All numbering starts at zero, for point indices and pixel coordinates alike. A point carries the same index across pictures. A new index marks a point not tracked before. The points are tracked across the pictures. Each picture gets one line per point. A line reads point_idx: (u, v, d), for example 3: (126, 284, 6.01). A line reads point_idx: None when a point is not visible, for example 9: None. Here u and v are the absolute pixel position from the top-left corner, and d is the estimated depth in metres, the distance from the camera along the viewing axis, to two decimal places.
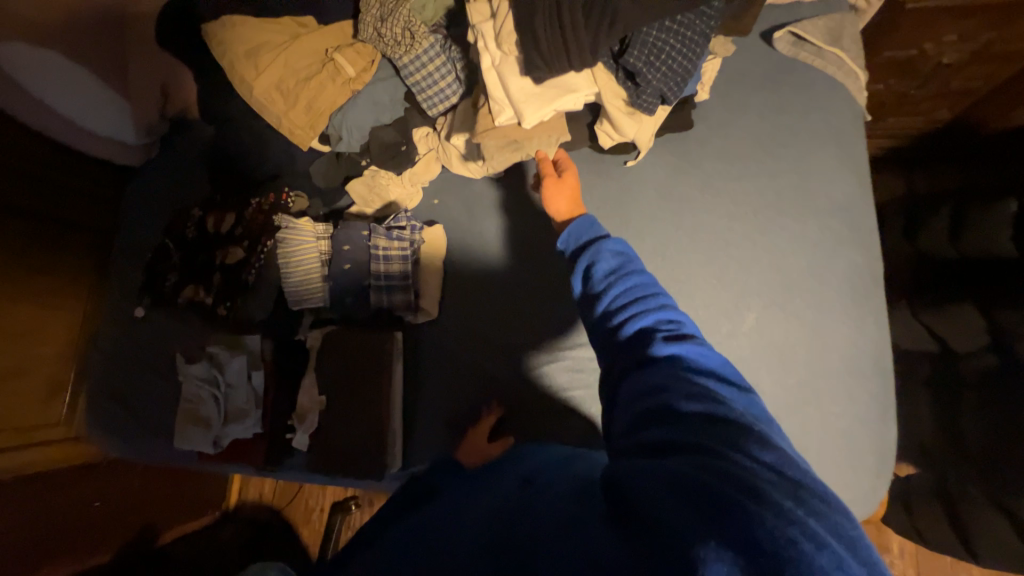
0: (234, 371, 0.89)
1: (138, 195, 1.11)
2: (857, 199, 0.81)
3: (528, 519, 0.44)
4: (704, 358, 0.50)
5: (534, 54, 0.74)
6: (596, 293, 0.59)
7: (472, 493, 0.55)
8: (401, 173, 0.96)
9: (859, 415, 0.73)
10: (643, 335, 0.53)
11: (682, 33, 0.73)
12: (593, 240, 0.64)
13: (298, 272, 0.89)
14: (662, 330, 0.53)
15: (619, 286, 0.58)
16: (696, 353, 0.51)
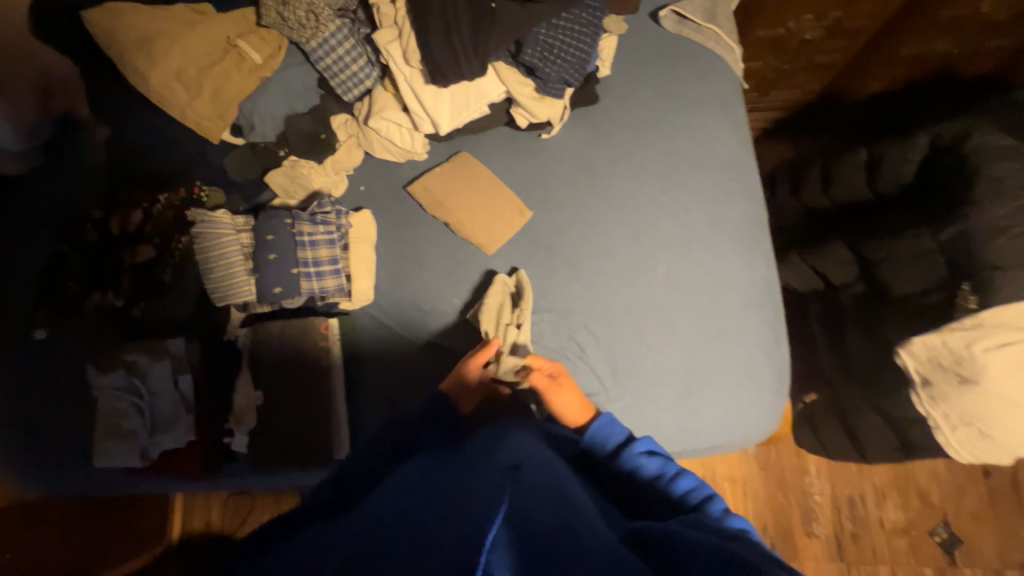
0: (157, 378, 0.84)
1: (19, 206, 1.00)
2: (743, 156, 0.91)
3: (523, 504, 0.47)
4: (693, 495, 0.60)
5: (436, 66, 0.77)
6: (622, 449, 0.66)
7: (440, 476, 0.57)
8: (322, 161, 0.96)
9: (758, 341, 0.83)
10: (661, 481, 0.62)
11: (568, 25, 0.80)
12: (625, 437, 0.68)
13: (219, 267, 0.85)
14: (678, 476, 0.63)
15: (647, 446, 0.66)
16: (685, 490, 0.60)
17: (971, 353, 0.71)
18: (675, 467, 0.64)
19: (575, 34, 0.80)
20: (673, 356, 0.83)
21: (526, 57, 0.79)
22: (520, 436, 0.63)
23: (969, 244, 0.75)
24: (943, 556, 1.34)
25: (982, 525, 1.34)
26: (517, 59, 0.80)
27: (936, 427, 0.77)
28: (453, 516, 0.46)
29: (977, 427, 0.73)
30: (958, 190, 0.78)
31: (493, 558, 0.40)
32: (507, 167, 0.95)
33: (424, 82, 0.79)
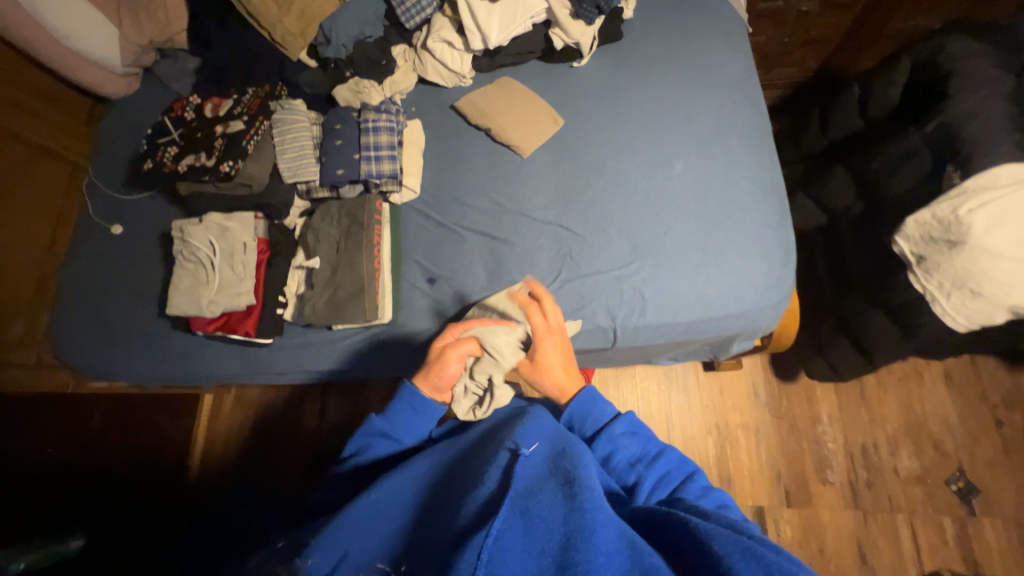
0: (226, 242, 0.94)
1: (126, 137, 1.28)
2: (747, 78, 1.04)
3: (533, 500, 0.54)
4: (670, 470, 0.68)
5: None
6: (603, 429, 0.70)
7: (462, 467, 0.64)
8: (381, 81, 1.11)
9: (768, 220, 0.92)
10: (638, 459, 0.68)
11: None
12: (604, 419, 0.71)
13: (293, 148, 0.98)
14: (656, 452, 0.69)
15: (624, 424, 0.70)
16: (666, 476, 0.67)
17: (958, 217, 0.80)
18: (653, 445, 0.69)
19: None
20: (689, 234, 0.92)
21: None
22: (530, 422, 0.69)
23: (949, 133, 0.86)
24: (961, 505, 1.34)
25: (997, 473, 1.35)
26: None
27: (933, 297, 0.84)
28: (467, 515, 0.54)
29: (969, 287, 0.80)
30: (939, 91, 0.90)
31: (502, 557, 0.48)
32: (542, 88, 1.09)
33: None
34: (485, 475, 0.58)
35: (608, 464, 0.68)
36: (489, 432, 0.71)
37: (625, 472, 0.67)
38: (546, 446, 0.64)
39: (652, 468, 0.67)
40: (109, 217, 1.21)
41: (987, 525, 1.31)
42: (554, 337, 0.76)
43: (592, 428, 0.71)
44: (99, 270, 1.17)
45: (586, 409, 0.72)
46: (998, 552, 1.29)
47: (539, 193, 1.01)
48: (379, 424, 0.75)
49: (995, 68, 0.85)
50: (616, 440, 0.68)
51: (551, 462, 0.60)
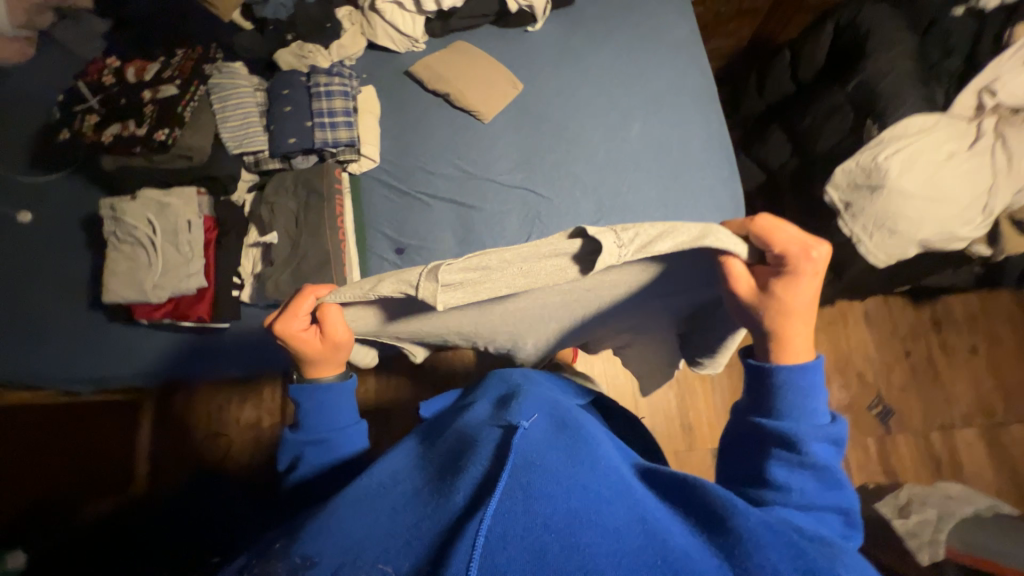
0: (168, 221, 0.86)
1: (22, 107, 1.10)
2: (695, 38, 1.08)
3: (535, 465, 0.48)
4: (827, 499, 0.51)
5: None
6: (793, 409, 0.54)
7: (453, 447, 0.58)
8: (327, 46, 1.07)
9: (718, 177, 0.98)
10: (812, 466, 0.51)
11: None
12: (803, 403, 0.54)
13: (236, 116, 0.91)
14: (833, 476, 0.51)
15: (822, 426, 0.53)
16: (826, 511, 0.50)
17: (877, 163, 0.89)
18: (835, 469, 0.52)
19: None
20: (649, 192, 0.97)
21: None
22: (529, 399, 0.65)
23: (869, 88, 0.95)
24: (880, 426, 1.54)
25: (907, 396, 1.56)
26: None
27: (858, 239, 0.94)
28: (458, 490, 0.47)
29: (887, 227, 0.90)
30: (858, 52, 0.99)
31: (494, 531, 0.41)
32: (498, 53, 1.08)
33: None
34: (478, 454, 0.52)
35: (770, 453, 0.52)
36: (488, 418, 0.64)
37: (779, 470, 0.51)
38: (548, 415, 0.60)
39: (812, 494, 0.50)
40: (13, 204, 1.05)
41: (901, 440, 1.53)
42: (812, 270, 0.54)
43: (788, 398, 0.54)
44: (5, 266, 1.02)
45: (804, 380, 0.54)
46: (910, 462, 1.51)
47: (504, 158, 1.02)
48: (302, 435, 0.69)
49: (901, 30, 0.95)
50: (804, 437, 0.52)
51: (554, 437, 0.54)
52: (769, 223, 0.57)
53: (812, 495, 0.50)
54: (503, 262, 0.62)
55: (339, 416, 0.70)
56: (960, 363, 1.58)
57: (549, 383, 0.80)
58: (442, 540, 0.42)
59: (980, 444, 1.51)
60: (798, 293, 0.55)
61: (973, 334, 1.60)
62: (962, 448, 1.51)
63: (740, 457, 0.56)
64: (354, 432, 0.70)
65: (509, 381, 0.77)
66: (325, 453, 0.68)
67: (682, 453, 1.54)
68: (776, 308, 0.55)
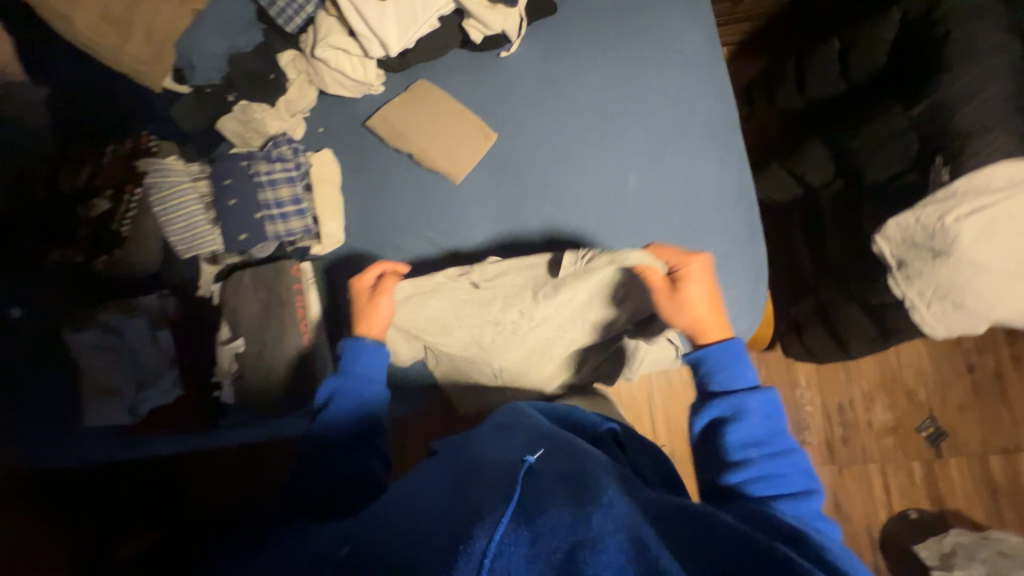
0: (134, 334, 0.82)
1: None
2: (706, 53, 0.89)
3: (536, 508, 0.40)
4: (779, 469, 0.58)
5: None
6: (726, 396, 0.63)
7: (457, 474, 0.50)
8: (274, 102, 0.93)
9: (733, 238, 0.82)
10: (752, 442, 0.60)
11: None
12: (736, 390, 0.63)
13: (180, 217, 0.83)
14: (774, 447, 0.59)
15: (759, 403, 0.61)
16: (789, 477, 0.58)
17: (944, 226, 0.70)
18: (778, 441, 0.60)
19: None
20: None
21: None
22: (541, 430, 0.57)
23: (943, 115, 0.72)
24: (930, 449, 1.40)
25: (965, 415, 1.40)
26: None
27: (911, 306, 0.77)
28: (457, 510, 0.42)
29: (951, 300, 0.73)
30: (930, 60, 0.75)
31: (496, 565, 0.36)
32: (468, 93, 0.92)
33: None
34: (485, 477, 0.47)
35: (722, 429, 0.61)
36: (498, 441, 0.56)
37: (736, 449, 0.60)
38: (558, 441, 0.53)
39: (768, 456, 0.59)
40: None
41: (953, 464, 1.39)
42: (697, 266, 0.72)
43: (722, 382, 0.64)
44: None
45: (725, 360, 0.65)
46: (961, 488, 1.38)
47: (480, 227, 0.89)
48: (322, 424, 0.65)
49: (997, 32, 0.70)
50: (746, 410, 0.61)
51: (556, 470, 0.47)
52: (660, 247, 0.76)
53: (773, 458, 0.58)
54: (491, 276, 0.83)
55: (366, 387, 0.68)
56: None
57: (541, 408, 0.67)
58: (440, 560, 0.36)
59: None
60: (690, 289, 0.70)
61: None
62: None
63: (714, 441, 0.62)
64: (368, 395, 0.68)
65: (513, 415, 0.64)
66: (346, 406, 0.66)
67: None
68: (694, 302, 0.69)
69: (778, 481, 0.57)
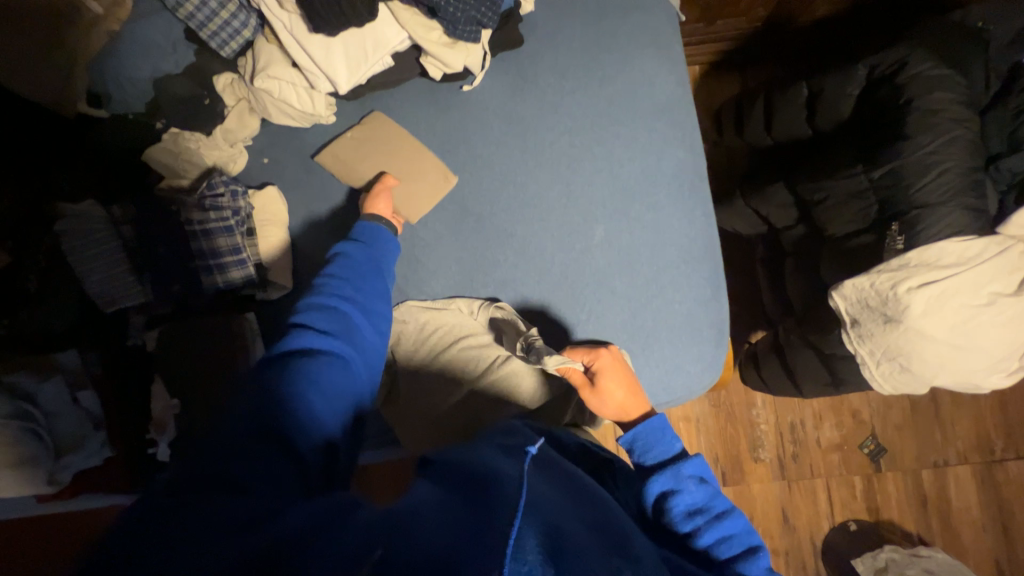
0: (51, 399, 0.75)
1: None
2: (679, 96, 0.85)
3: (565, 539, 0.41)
4: (725, 537, 0.56)
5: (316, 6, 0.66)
6: (657, 465, 0.63)
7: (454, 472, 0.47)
8: (211, 131, 0.83)
9: (696, 294, 0.82)
10: (698, 509, 0.58)
11: None
12: (669, 458, 0.63)
13: (100, 268, 0.75)
14: (717, 508, 0.58)
15: (694, 465, 0.61)
16: (735, 539, 0.56)
17: (896, 294, 0.71)
18: (718, 502, 0.59)
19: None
20: (614, 318, 0.81)
21: None
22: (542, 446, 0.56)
23: (899, 182, 0.73)
24: (870, 464, 1.49)
25: (903, 433, 1.49)
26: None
27: (863, 363, 0.78)
28: (464, 526, 0.39)
29: (898, 362, 0.75)
30: (891, 123, 0.75)
31: None
32: (428, 130, 0.86)
33: (306, 31, 0.69)
34: (492, 486, 0.44)
35: (667, 504, 0.58)
36: (490, 444, 0.55)
37: (684, 522, 0.57)
38: (561, 470, 0.53)
39: (712, 520, 0.57)
40: None
41: (890, 478, 1.49)
42: (606, 355, 0.73)
43: (656, 458, 0.63)
44: None
45: (653, 434, 0.65)
46: (896, 500, 1.48)
47: (440, 275, 0.84)
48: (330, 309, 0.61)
49: (955, 104, 0.71)
50: (682, 479, 0.59)
51: (574, 503, 0.48)
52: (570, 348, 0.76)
53: (718, 520, 0.57)
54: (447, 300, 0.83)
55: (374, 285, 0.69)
56: (962, 398, 1.49)
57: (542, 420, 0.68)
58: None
59: (970, 481, 1.47)
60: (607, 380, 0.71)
61: None
62: (952, 486, 1.47)
63: (660, 520, 0.58)
64: (378, 322, 0.66)
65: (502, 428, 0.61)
66: (356, 314, 0.63)
67: None
68: (620, 401, 0.70)
69: (726, 544, 0.56)
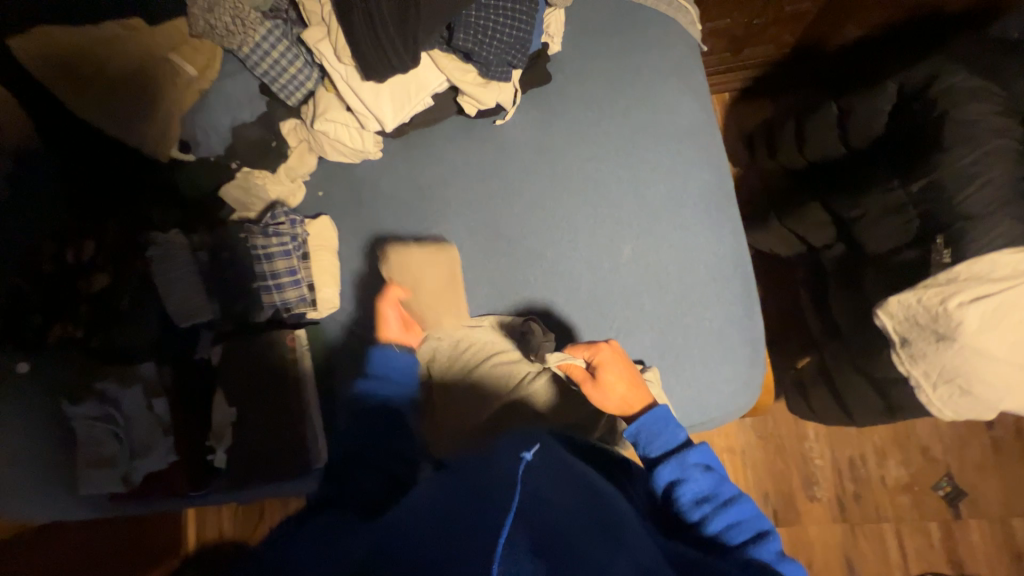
0: (130, 404, 0.83)
1: None
2: (702, 121, 0.88)
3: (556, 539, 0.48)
4: (733, 521, 0.62)
5: (368, 57, 0.74)
6: (662, 457, 0.67)
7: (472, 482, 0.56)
8: (275, 169, 0.95)
9: (727, 311, 0.82)
10: (702, 497, 0.64)
11: (504, 7, 0.76)
12: (673, 449, 0.67)
13: (177, 288, 0.86)
14: (721, 494, 0.64)
15: (696, 454, 0.66)
16: (742, 524, 0.62)
17: (947, 309, 0.68)
18: (723, 489, 0.64)
19: (511, 14, 0.76)
20: (644, 336, 0.82)
21: (459, 42, 0.76)
22: (549, 448, 0.64)
23: (939, 195, 0.71)
24: (948, 509, 1.34)
25: (985, 474, 1.33)
26: (451, 45, 0.77)
27: (917, 386, 0.74)
28: (471, 516, 0.49)
29: (958, 384, 0.70)
30: (926, 137, 0.74)
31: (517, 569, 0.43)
32: (465, 161, 0.93)
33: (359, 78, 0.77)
34: (495, 486, 0.53)
35: (674, 494, 0.64)
36: (506, 446, 0.64)
37: (691, 509, 0.63)
38: (563, 468, 0.60)
39: (718, 504, 0.63)
40: None
41: (973, 526, 1.32)
42: (605, 349, 0.75)
43: (661, 450, 0.67)
44: None
45: (656, 428, 0.68)
46: (983, 552, 1.31)
47: (474, 294, 0.89)
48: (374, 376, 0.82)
49: (995, 114, 0.69)
50: (687, 469, 0.65)
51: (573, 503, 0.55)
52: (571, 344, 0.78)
53: (724, 503, 0.63)
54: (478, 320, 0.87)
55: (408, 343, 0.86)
56: None
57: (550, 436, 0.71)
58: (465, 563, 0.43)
59: None
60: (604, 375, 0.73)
61: None
62: None
63: (670, 505, 0.65)
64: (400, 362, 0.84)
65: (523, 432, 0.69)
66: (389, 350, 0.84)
67: None
68: (621, 395, 0.71)
69: (733, 525, 0.62)
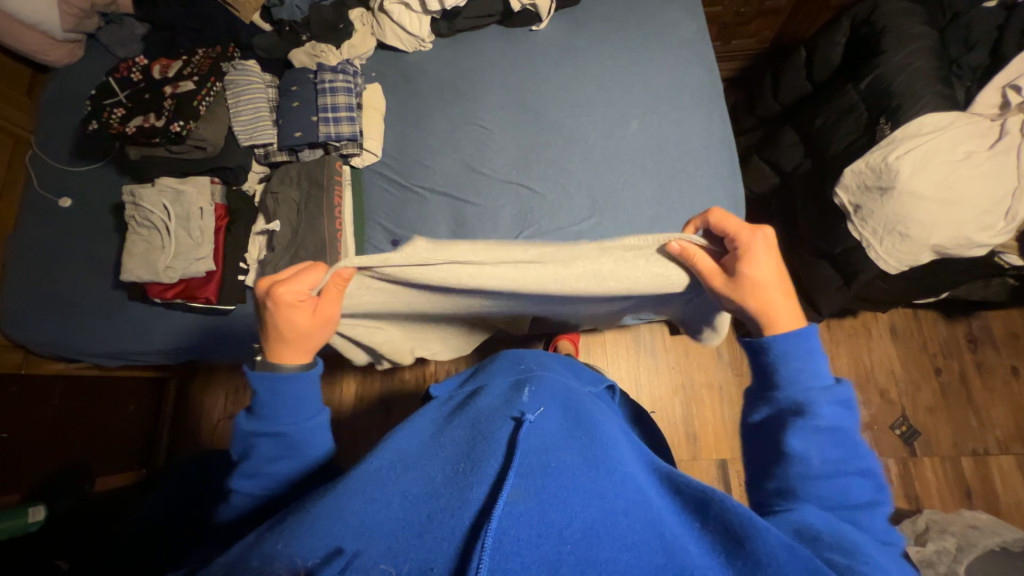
0: (183, 204, 0.94)
1: (69, 101, 1.21)
2: (699, 37, 1.08)
3: (549, 491, 0.42)
4: (855, 496, 0.48)
5: None
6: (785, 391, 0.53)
7: (469, 430, 0.51)
8: (339, 46, 1.11)
9: (714, 172, 0.97)
10: (825, 456, 0.49)
11: None
12: (801, 385, 0.53)
13: (248, 107, 0.99)
14: (850, 459, 0.49)
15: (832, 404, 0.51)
16: (860, 496, 0.48)
17: (887, 163, 0.84)
18: (852, 453, 0.50)
19: None
20: (643, 188, 0.97)
21: None
22: (547, 386, 0.59)
23: (883, 87, 0.91)
24: (904, 448, 1.44)
25: (935, 416, 1.46)
26: None
27: (867, 243, 0.88)
28: (467, 467, 0.45)
29: (899, 231, 0.85)
30: (873, 48, 0.94)
31: (511, 529, 0.38)
32: (502, 54, 1.11)
33: None
34: (486, 440, 0.48)
35: (789, 433, 0.50)
36: (497, 391, 0.58)
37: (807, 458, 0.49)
38: (560, 406, 0.55)
39: (827, 463, 0.49)
40: (55, 191, 1.15)
41: (927, 463, 1.43)
42: (760, 238, 0.62)
43: (794, 379, 0.53)
44: (42, 249, 1.12)
45: (799, 357, 0.54)
46: (937, 488, 1.41)
47: (501, 153, 1.03)
48: (252, 424, 0.55)
49: (919, 29, 0.90)
50: (818, 414, 0.50)
51: (564, 432, 0.50)
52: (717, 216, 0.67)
53: (832, 461, 0.49)
54: (497, 176, 1.01)
55: (301, 408, 0.56)
56: (997, 384, 1.47)
57: (560, 370, 0.73)
58: (467, 551, 0.38)
59: (1016, 471, 1.40)
60: (288, 318, 0.59)
61: (1014, 354, 1.48)
62: (995, 475, 1.40)
63: (768, 437, 0.53)
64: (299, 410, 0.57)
65: (521, 365, 0.66)
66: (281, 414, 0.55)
67: (686, 462, 1.45)
68: (766, 295, 0.60)
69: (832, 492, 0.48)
